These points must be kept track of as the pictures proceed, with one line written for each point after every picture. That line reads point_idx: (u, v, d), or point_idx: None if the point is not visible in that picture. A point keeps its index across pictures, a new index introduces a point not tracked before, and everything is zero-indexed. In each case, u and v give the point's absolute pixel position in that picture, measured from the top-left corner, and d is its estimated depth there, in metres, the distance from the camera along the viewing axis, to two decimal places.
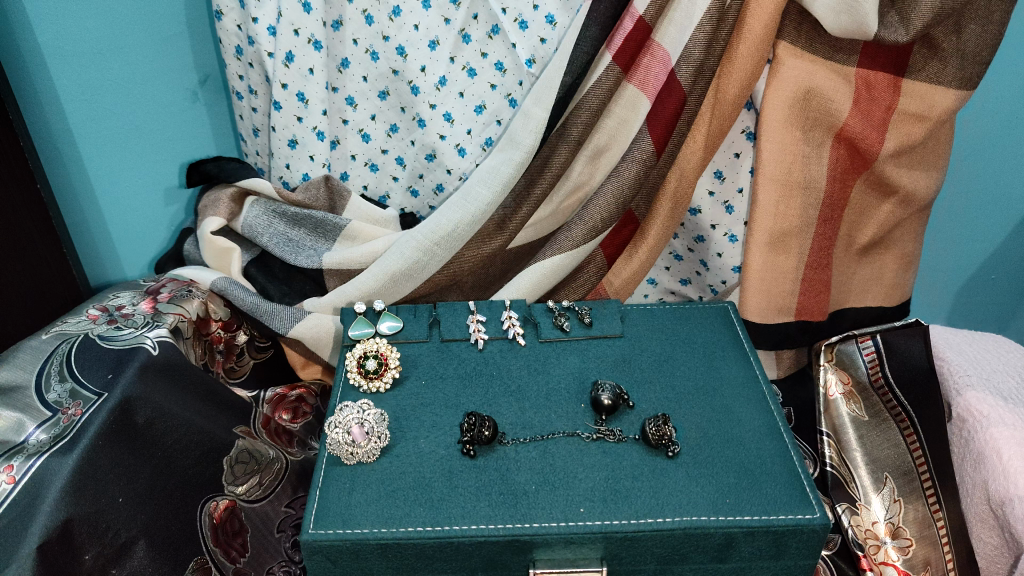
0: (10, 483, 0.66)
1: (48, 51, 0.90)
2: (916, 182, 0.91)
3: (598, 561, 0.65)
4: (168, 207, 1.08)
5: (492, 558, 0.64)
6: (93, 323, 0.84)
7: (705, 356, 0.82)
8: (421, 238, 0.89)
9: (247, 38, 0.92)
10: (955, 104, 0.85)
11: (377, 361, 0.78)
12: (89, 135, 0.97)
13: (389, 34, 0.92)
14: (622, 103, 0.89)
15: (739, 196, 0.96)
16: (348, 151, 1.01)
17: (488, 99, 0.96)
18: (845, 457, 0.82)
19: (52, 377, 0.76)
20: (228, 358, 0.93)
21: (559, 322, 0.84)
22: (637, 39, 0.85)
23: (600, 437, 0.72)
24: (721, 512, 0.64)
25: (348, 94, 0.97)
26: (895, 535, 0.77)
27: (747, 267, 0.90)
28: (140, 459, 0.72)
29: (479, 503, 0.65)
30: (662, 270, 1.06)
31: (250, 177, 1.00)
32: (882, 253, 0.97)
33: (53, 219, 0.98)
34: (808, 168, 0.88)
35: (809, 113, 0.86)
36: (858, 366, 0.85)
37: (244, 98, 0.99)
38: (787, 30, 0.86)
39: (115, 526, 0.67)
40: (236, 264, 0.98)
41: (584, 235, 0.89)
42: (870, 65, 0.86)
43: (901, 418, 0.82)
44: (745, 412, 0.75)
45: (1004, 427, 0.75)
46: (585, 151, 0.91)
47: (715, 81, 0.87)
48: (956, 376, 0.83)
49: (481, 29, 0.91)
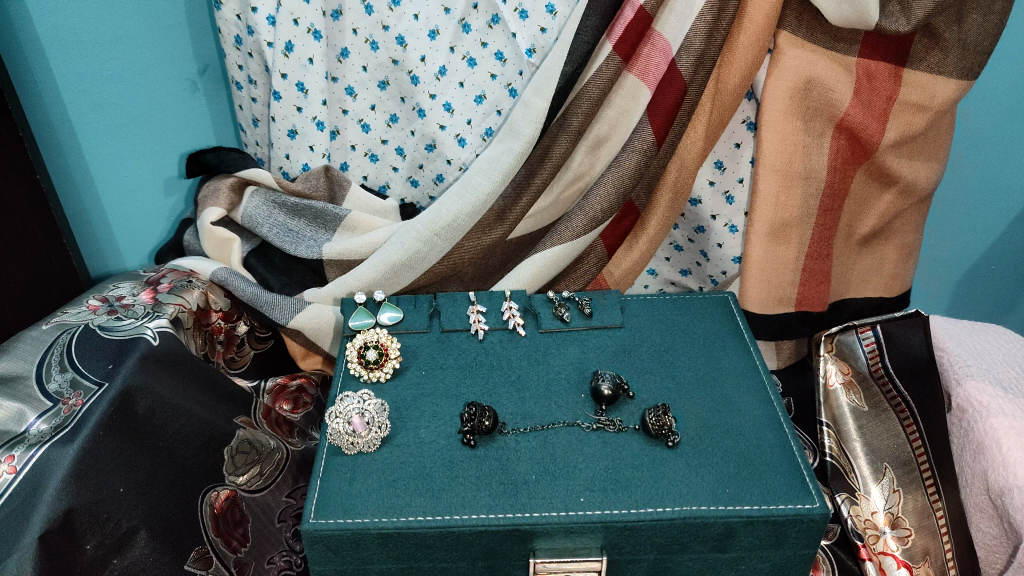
0: (11, 474, 0.66)
1: (47, 42, 0.90)
2: (916, 173, 0.91)
3: (598, 551, 0.66)
4: (167, 197, 1.07)
5: (492, 548, 0.65)
6: (93, 314, 0.84)
7: (705, 346, 0.82)
8: (421, 228, 0.89)
9: (247, 28, 0.91)
10: (955, 94, 0.85)
11: (377, 351, 0.78)
12: (89, 126, 0.97)
13: (389, 24, 0.91)
14: (622, 93, 0.88)
15: (739, 186, 0.96)
16: (348, 141, 1.00)
17: (488, 88, 0.95)
18: (844, 447, 0.82)
19: (53, 367, 0.76)
20: (228, 348, 0.93)
21: (559, 313, 0.84)
22: (637, 29, 0.85)
23: (600, 427, 0.72)
24: (721, 502, 0.64)
25: (348, 84, 0.96)
26: (894, 524, 0.77)
27: (747, 257, 0.90)
28: (141, 450, 0.72)
29: (480, 493, 0.65)
30: (662, 260, 1.06)
31: (250, 167, 0.99)
32: (882, 244, 0.97)
33: (53, 211, 0.98)
34: (808, 158, 0.87)
35: (809, 103, 0.86)
36: (858, 356, 0.85)
37: (243, 88, 0.99)
38: (788, 19, 0.85)
39: (116, 516, 0.67)
40: (236, 255, 0.99)
41: (584, 225, 0.89)
42: (871, 55, 0.86)
43: (901, 408, 0.82)
44: (745, 402, 0.75)
45: (1004, 417, 0.75)
46: (586, 141, 0.90)
47: (715, 71, 0.86)
48: (956, 366, 0.83)
49: (481, 18, 0.91)
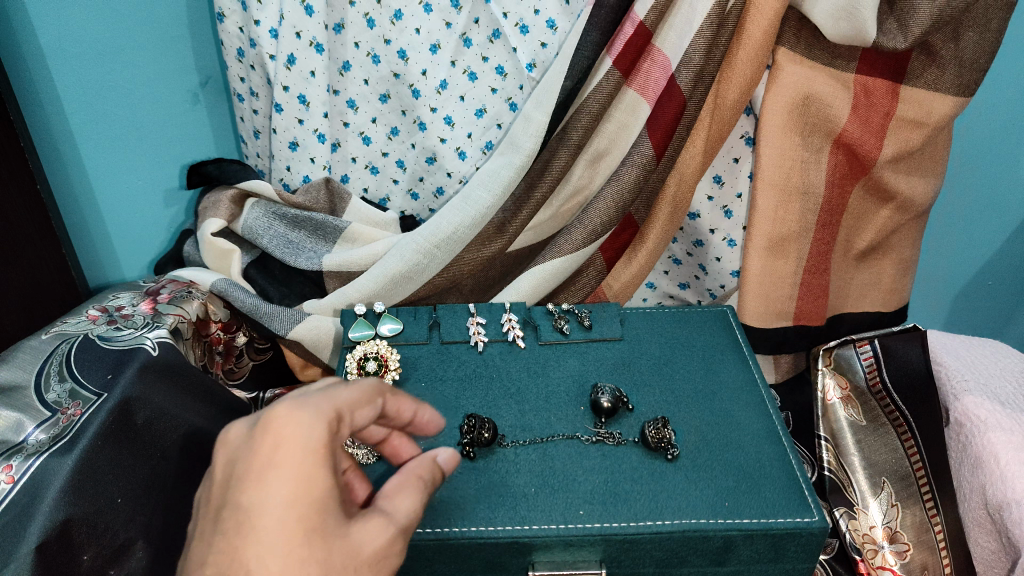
0: (10, 483, 0.66)
1: (49, 53, 0.91)
2: (913, 188, 0.91)
3: (598, 564, 0.66)
4: (167, 208, 1.08)
5: (492, 560, 0.65)
6: (93, 324, 0.84)
7: (704, 360, 0.82)
8: (421, 241, 0.89)
9: (249, 41, 0.92)
10: (953, 110, 0.85)
11: (377, 362, 0.79)
12: (90, 137, 0.98)
13: (391, 38, 0.92)
14: (622, 108, 0.89)
15: (739, 200, 0.97)
16: (349, 154, 1.01)
17: (488, 102, 0.96)
18: (842, 460, 0.83)
19: (52, 377, 0.76)
20: (228, 359, 0.95)
21: (559, 325, 0.85)
22: (637, 44, 0.85)
23: (600, 440, 0.72)
24: (721, 515, 0.64)
25: (349, 97, 0.97)
26: (892, 539, 0.77)
27: (746, 271, 0.91)
28: (140, 459, 0.72)
29: (480, 505, 0.65)
30: (661, 274, 1.06)
31: (251, 179, 1.00)
32: (880, 258, 0.98)
33: (53, 221, 0.98)
34: (807, 173, 0.88)
35: (808, 118, 0.87)
36: (856, 371, 0.86)
37: (244, 100, 0.99)
38: (787, 35, 0.87)
39: (115, 526, 0.67)
40: (236, 266, 0.98)
41: (584, 238, 0.89)
42: (869, 71, 0.87)
43: (898, 422, 0.82)
44: (744, 416, 0.75)
45: (1002, 432, 0.75)
46: (585, 155, 0.91)
47: (715, 86, 0.87)
48: (953, 381, 0.82)
49: (482, 33, 0.92)
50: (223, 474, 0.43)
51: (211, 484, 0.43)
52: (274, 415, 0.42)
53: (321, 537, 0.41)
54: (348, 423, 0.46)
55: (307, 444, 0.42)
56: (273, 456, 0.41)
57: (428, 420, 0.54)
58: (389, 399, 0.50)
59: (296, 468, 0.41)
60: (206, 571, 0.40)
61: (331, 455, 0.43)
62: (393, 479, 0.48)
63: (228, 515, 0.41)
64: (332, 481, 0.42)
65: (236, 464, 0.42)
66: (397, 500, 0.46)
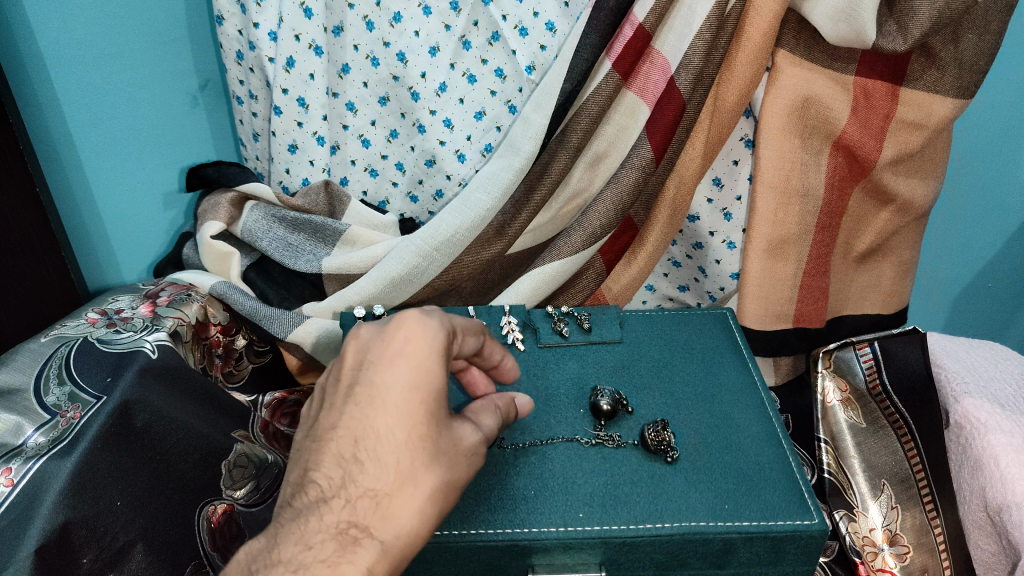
0: (9, 486, 0.66)
1: (49, 55, 0.90)
2: (913, 191, 0.91)
3: (598, 566, 0.66)
4: (167, 211, 1.09)
5: (492, 563, 0.65)
6: (92, 327, 0.84)
7: (703, 363, 0.82)
8: (420, 243, 0.89)
9: (249, 43, 0.92)
10: (953, 112, 0.85)
11: None
12: (90, 139, 0.98)
13: (390, 40, 0.92)
14: (622, 110, 0.89)
15: (738, 203, 0.97)
16: (348, 156, 1.01)
17: (488, 105, 0.96)
18: (842, 463, 0.83)
19: (51, 380, 0.76)
20: (227, 362, 0.94)
21: (558, 328, 0.84)
22: (637, 46, 0.85)
23: (600, 442, 0.72)
24: (721, 518, 0.64)
25: (349, 99, 0.97)
26: (892, 541, 0.77)
27: (745, 273, 0.91)
28: (139, 463, 0.72)
29: (479, 507, 0.65)
30: (660, 276, 1.06)
31: (250, 181, 1.00)
32: (879, 261, 0.98)
33: (53, 224, 0.98)
34: (806, 175, 0.88)
35: (807, 121, 0.87)
36: (856, 374, 0.85)
37: (244, 103, 0.99)
38: (786, 38, 0.87)
39: (114, 529, 0.67)
40: (236, 268, 0.99)
41: (583, 241, 0.89)
42: (869, 73, 0.87)
43: (898, 424, 0.82)
44: (744, 418, 0.75)
45: (1001, 434, 0.74)
46: (585, 157, 0.91)
47: (715, 88, 0.87)
48: (953, 383, 0.82)
49: (481, 35, 0.92)
50: (354, 361, 0.53)
51: (341, 369, 0.53)
52: (407, 319, 0.52)
53: (434, 420, 0.50)
54: (458, 342, 0.56)
55: (433, 347, 0.51)
56: (402, 348, 0.51)
57: (510, 367, 0.66)
58: (487, 342, 0.61)
59: (419, 360, 0.50)
60: (338, 431, 0.50)
61: (445, 358, 0.52)
62: (477, 402, 0.58)
63: (361, 391, 0.50)
64: (444, 378, 0.51)
65: (368, 353, 0.52)
66: (481, 416, 0.56)
